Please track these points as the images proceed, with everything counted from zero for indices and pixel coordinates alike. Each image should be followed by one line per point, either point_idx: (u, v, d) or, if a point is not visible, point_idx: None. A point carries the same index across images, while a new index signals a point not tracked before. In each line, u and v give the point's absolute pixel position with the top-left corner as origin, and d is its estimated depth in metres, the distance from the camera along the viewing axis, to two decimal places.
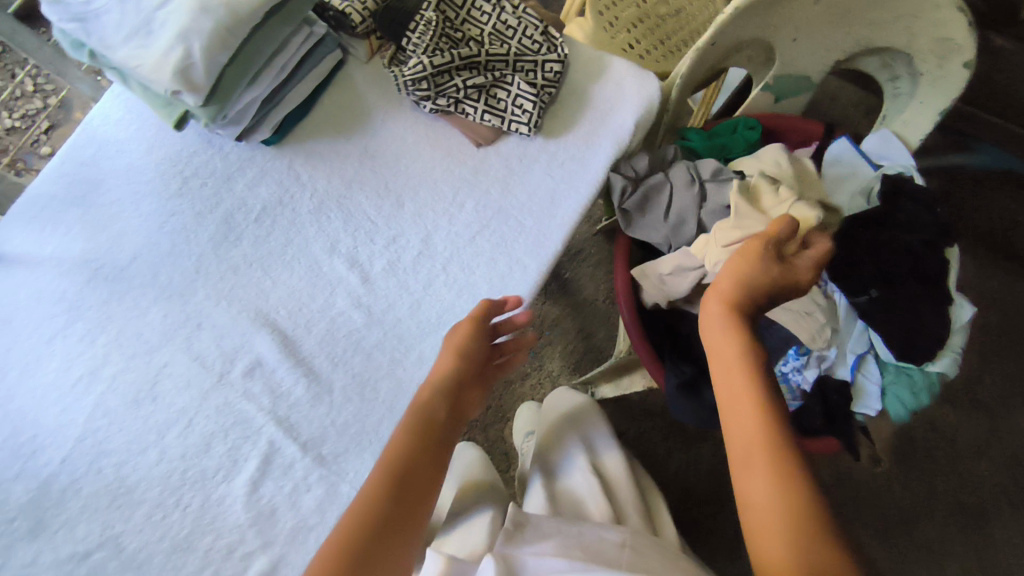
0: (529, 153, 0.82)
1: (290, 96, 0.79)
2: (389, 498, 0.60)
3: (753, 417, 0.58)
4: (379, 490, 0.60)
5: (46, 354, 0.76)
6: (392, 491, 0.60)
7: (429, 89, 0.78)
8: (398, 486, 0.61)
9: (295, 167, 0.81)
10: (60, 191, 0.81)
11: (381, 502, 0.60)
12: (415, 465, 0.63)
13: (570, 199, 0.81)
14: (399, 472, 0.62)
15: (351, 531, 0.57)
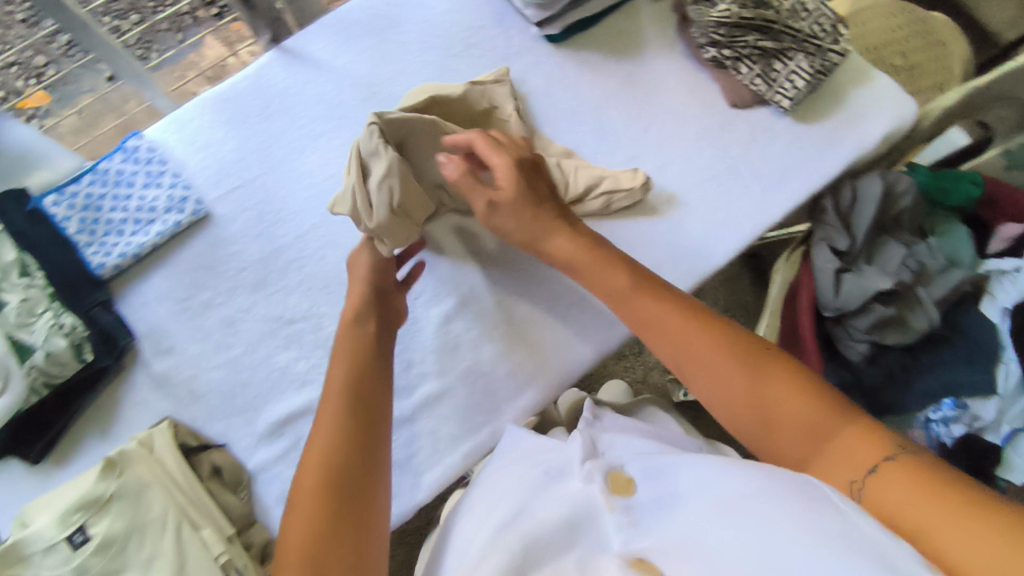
0: (776, 129, 0.87)
1: (590, 4, 0.86)
2: (330, 405, 0.67)
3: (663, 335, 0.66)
4: (338, 409, 0.66)
5: (308, 147, 0.85)
6: (351, 411, 0.66)
7: (719, 39, 0.84)
8: (352, 388, 0.68)
9: (567, 67, 0.89)
10: (362, 17, 0.89)
11: (341, 399, 0.67)
12: (362, 371, 0.70)
13: (800, 180, 0.86)
14: (341, 378, 0.69)
15: (321, 444, 0.64)
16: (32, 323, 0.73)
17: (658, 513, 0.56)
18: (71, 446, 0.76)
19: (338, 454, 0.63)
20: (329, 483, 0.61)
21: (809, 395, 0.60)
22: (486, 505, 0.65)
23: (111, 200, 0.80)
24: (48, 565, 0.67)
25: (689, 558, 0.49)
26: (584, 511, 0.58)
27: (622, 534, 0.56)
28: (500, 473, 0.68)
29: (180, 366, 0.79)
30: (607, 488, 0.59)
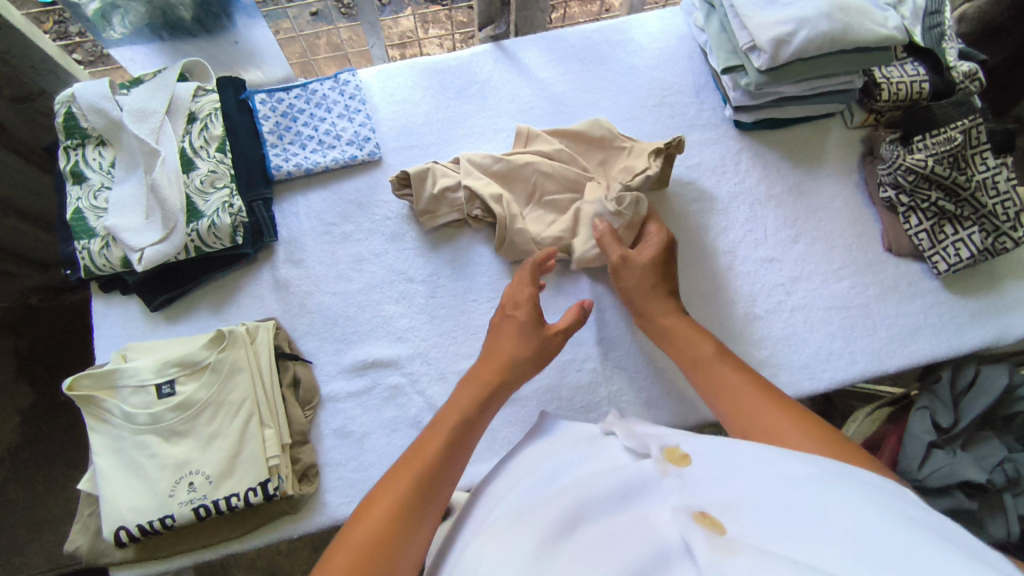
0: (922, 287, 0.86)
1: (788, 108, 0.89)
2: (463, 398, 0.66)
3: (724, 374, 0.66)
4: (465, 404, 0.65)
5: (486, 136, 0.93)
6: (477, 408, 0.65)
7: (901, 185, 0.84)
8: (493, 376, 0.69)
9: (740, 155, 0.92)
10: (577, 48, 0.97)
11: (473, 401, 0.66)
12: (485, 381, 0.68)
13: (929, 344, 0.84)
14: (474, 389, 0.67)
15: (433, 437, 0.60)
16: (210, 193, 0.78)
17: (712, 480, 0.43)
18: (186, 308, 0.82)
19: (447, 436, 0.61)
20: (438, 463, 0.58)
21: (843, 452, 0.52)
22: (508, 482, 0.55)
23: (308, 116, 0.89)
24: (133, 403, 0.74)
25: (753, 511, 0.37)
26: (632, 485, 0.44)
27: (670, 500, 0.42)
28: (535, 447, 0.61)
29: (301, 278, 0.85)
30: (660, 458, 0.47)
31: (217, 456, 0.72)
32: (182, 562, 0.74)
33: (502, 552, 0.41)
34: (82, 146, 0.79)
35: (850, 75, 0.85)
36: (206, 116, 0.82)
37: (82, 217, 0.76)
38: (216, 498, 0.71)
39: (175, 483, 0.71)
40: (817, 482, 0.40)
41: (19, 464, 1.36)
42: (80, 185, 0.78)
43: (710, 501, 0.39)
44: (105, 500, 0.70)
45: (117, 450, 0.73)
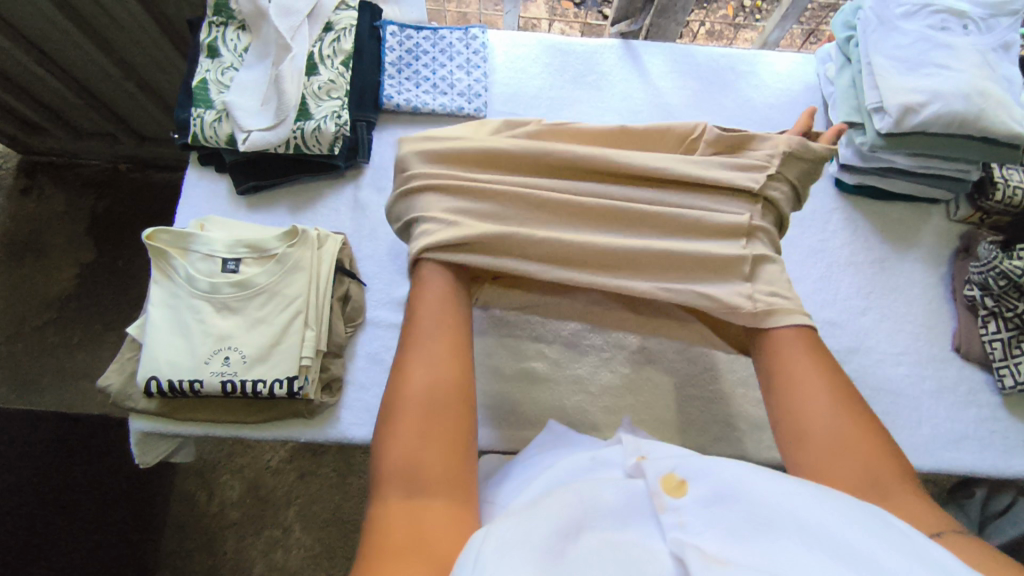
0: (980, 397, 0.83)
1: (894, 181, 0.88)
2: (433, 357, 0.61)
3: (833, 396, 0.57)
4: (443, 347, 0.62)
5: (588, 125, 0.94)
6: (453, 355, 0.61)
7: (989, 287, 0.81)
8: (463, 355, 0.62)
9: (831, 215, 0.91)
10: (703, 69, 0.98)
11: (450, 350, 0.62)
12: (449, 298, 0.66)
13: (974, 456, 0.80)
14: (452, 315, 0.65)
15: (410, 407, 0.57)
16: (324, 100, 0.82)
17: (704, 511, 0.47)
18: (268, 200, 0.86)
19: (441, 403, 0.57)
20: (446, 424, 0.56)
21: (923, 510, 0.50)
22: (513, 482, 0.61)
23: (430, 59, 0.92)
24: (198, 268, 0.77)
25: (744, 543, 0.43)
26: (632, 506, 0.49)
27: (668, 533, 0.46)
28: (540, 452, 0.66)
29: (379, 205, 0.87)
30: (658, 485, 0.50)
31: (258, 339, 0.75)
32: (194, 430, 0.78)
33: (518, 528, 0.44)
34: (225, 25, 0.84)
35: (968, 164, 0.83)
36: (341, 29, 0.86)
37: (205, 88, 0.81)
38: (245, 378, 0.74)
39: (213, 352, 0.74)
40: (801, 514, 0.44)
41: (64, 311, 1.44)
42: (212, 59, 0.83)
43: (703, 538, 0.44)
44: (148, 347, 0.74)
45: (171, 306, 0.76)
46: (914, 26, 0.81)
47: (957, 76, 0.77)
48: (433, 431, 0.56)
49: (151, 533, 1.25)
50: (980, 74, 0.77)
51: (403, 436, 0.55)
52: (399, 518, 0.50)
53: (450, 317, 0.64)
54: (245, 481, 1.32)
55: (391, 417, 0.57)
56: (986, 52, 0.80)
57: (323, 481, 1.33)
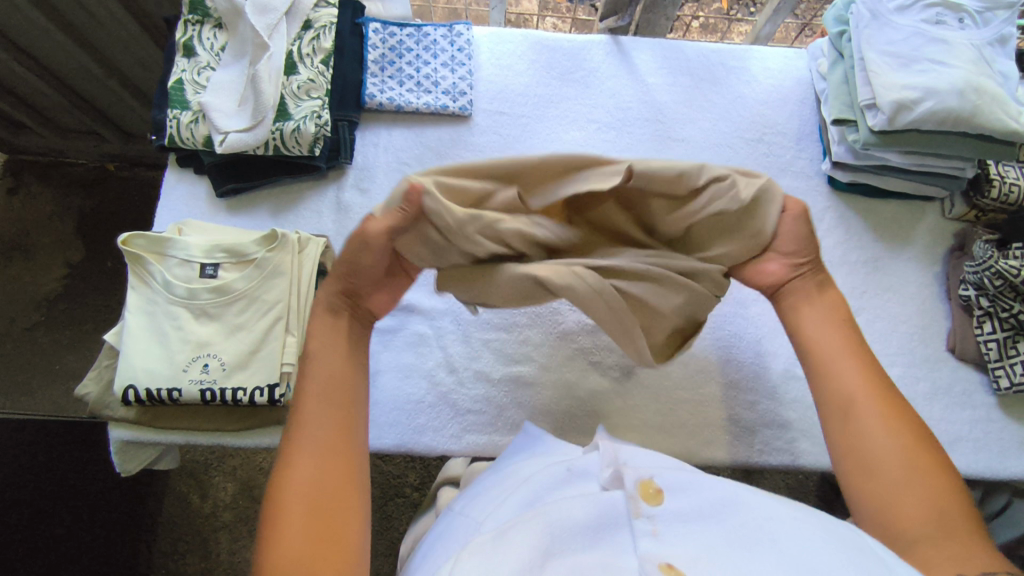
0: (975, 398, 0.82)
1: (888, 179, 0.86)
2: (320, 432, 0.56)
3: (866, 377, 0.58)
4: (322, 408, 0.58)
5: (576, 123, 0.92)
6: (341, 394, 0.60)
7: (984, 287, 0.80)
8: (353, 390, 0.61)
9: (824, 213, 0.89)
10: (694, 64, 0.96)
11: (333, 423, 0.57)
12: (337, 355, 0.62)
13: (968, 459, 0.79)
14: (337, 378, 0.60)
15: (300, 493, 0.52)
16: (303, 100, 0.80)
17: (681, 526, 0.46)
18: (248, 203, 0.84)
19: (331, 485, 0.53)
20: (335, 508, 0.52)
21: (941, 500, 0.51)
22: (488, 493, 0.59)
23: (414, 57, 0.90)
24: (175, 274, 0.76)
25: (719, 563, 0.42)
26: (604, 515, 0.48)
27: (639, 544, 0.45)
28: (516, 461, 0.65)
29: (362, 207, 0.86)
30: (633, 494, 0.49)
31: (237, 346, 0.74)
32: (176, 439, 0.76)
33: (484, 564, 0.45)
34: (201, 24, 0.82)
35: (964, 162, 0.81)
36: (320, 27, 0.84)
37: (181, 88, 0.79)
38: (224, 386, 0.72)
39: (191, 360, 0.73)
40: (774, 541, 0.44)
41: (53, 312, 1.42)
42: (188, 59, 0.81)
43: (676, 553, 0.44)
44: (124, 355, 0.72)
45: (148, 313, 0.75)
46: (907, 21, 0.79)
47: (951, 72, 0.75)
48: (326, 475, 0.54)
49: (142, 535, 1.23)
50: (976, 69, 0.75)
51: (299, 480, 0.53)
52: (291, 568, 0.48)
53: (334, 381, 0.60)
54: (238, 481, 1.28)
55: (274, 507, 0.52)
56: (982, 46, 0.78)
57: None
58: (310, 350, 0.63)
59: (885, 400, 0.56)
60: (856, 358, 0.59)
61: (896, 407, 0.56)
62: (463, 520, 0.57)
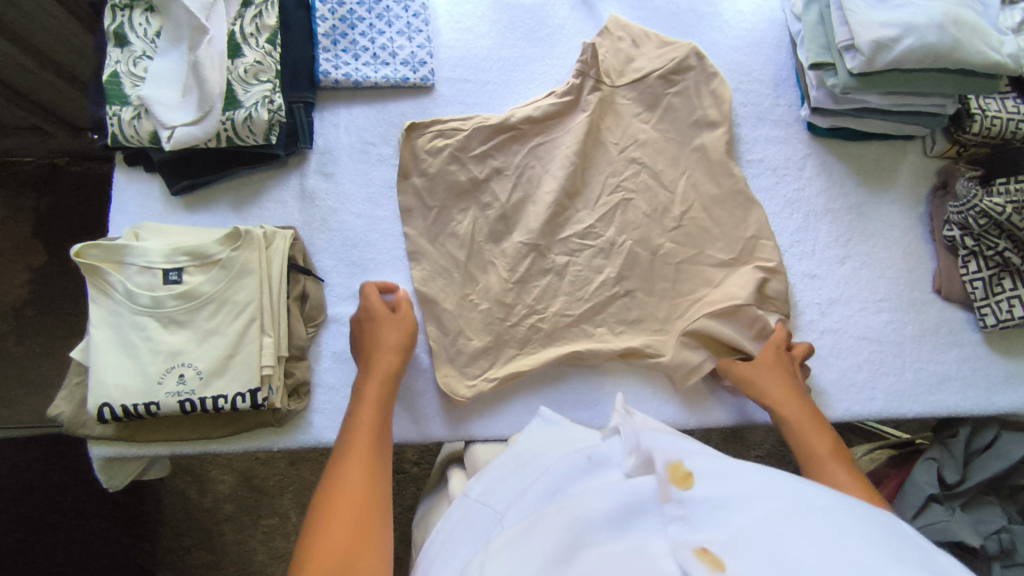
0: (962, 337, 0.82)
1: (867, 121, 0.83)
2: (374, 418, 0.69)
3: (805, 414, 0.73)
4: (378, 391, 0.71)
5: (544, 85, 0.88)
6: (382, 386, 0.71)
7: (969, 227, 0.79)
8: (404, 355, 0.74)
9: (807, 161, 0.87)
10: (662, 11, 0.91)
11: (377, 433, 0.68)
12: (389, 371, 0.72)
13: (955, 397, 0.80)
14: (376, 397, 0.70)
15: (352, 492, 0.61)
16: (253, 84, 0.74)
17: (711, 513, 0.45)
18: (207, 198, 0.80)
19: (360, 486, 0.62)
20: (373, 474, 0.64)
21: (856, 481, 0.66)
22: (507, 483, 0.61)
23: (367, 26, 0.85)
24: (137, 282, 0.71)
25: (749, 549, 0.41)
26: (630, 501, 0.48)
27: (669, 530, 0.45)
28: (531, 444, 0.65)
29: (329, 192, 0.82)
30: (663, 478, 0.48)
31: (212, 352, 0.70)
32: (159, 450, 0.74)
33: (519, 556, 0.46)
34: (129, 8, 0.74)
35: (944, 99, 0.79)
36: (262, 2, 0.76)
37: (117, 82, 0.73)
38: (203, 396, 0.70)
39: (165, 371, 0.70)
40: (794, 515, 0.43)
41: (22, 320, 1.37)
42: (120, 48, 0.74)
43: (709, 538, 0.43)
44: (94, 372, 0.69)
45: (114, 325, 0.71)
46: None
47: (928, 6, 0.72)
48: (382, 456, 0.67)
49: (146, 533, 1.18)
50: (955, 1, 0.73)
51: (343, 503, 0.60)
52: None
53: (371, 411, 0.69)
54: (236, 472, 1.22)
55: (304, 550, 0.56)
56: None
57: (315, 467, 1.22)
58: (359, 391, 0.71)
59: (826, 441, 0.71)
60: (811, 423, 0.73)
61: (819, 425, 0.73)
62: (478, 508, 0.60)
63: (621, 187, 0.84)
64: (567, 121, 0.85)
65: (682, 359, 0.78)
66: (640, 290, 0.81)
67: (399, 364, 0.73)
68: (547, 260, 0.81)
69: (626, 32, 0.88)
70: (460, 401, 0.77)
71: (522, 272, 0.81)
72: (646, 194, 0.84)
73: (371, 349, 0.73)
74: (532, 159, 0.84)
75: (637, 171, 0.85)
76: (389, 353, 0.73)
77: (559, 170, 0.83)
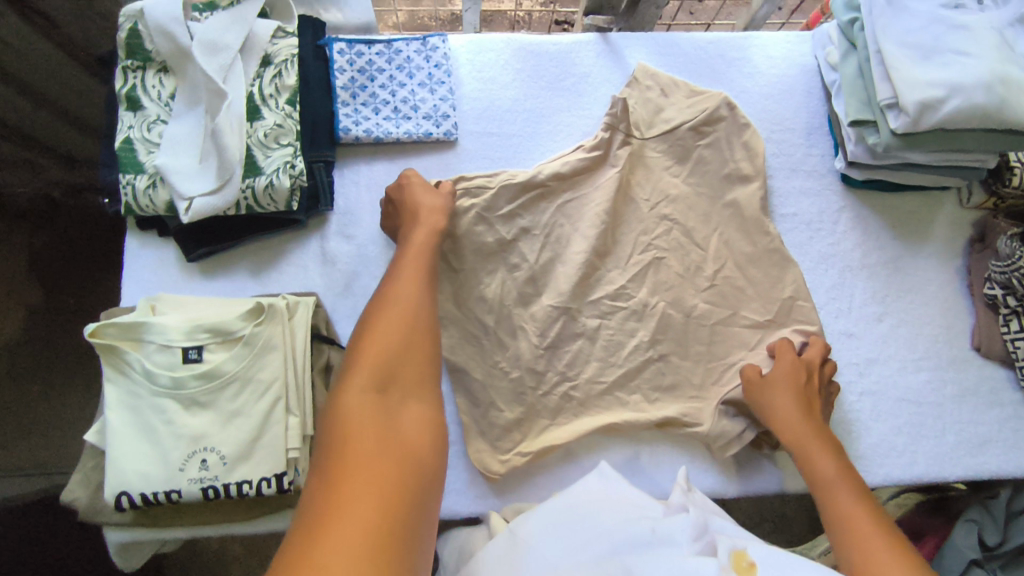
0: (1002, 396, 0.81)
1: (904, 174, 0.81)
2: (409, 288, 0.62)
3: (849, 492, 0.65)
4: (419, 277, 0.63)
5: (571, 138, 0.85)
6: (417, 269, 0.64)
7: (1012, 287, 0.77)
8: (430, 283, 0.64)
9: (841, 214, 0.85)
10: (690, 58, 0.89)
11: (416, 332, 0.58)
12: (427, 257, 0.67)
13: (998, 460, 0.78)
14: (412, 302, 0.60)
15: (373, 358, 0.55)
16: (273, 149, 0.71)
17: None
18: (224, 263, 0.77)
19: (399, 375, 0.55)
20: (410, 360, 0.56)
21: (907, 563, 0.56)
22: (561, 534, 0.60)
23: (387, 78, 0.81)
24: (155, 361, 0.68)
25: None
26: None
27: None
28: (586, 502, 0.62)
29: (351, 255, 0.78)
30: (727, 564, 0.50)
31: (236, 435, 0.67)
32: (180, 534, 0.70)
33: None
34: (142, 69, 0.71)
35: (986, 155, 0.76)
36: (281, 61, 0.72)
37: (131, 149, 0.69)
38: (228, 482, 0.66)
39: (188, 457, 0.66)
40: None
41: None
42: (133, 113, 0.70)
43: None
44: (111, 460, 0.66)
45: (131, 407, 0.67)
46: (926, 8, 0.73)
47: (973, 64, 0.69)
48: (418, 334, 0.58)
49: None
50: (999, 57, 0.69)
51: (363, 370, 0.54)
52: (351, 492, 0.45)
53: (413, 309, 0.59)
54: None
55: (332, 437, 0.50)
56: (1004, 28, 0.72)
57: None
58: (394, 274, 0.64)
59: (865, 516, 0.62)
60: (848, 487, 0.66)
61: (863, 493, 0.65)
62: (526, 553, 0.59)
63: (653, 245, 0.82)
64: (597, 177, 0.82)
65: (721, 428, 0.76)
66: (674, 354, 0.80)
67: (429, 301, 0.62)
68: (579, 323, 0.79)
69: (655, 81, 0.85)
70: (493, 478, 0.74)
71: (553, 336, 0.78)
72: (677, 252, 0.82)
73: (422, 268, 0.65)
74: (561, 218, 0.81)
75: (669, 229, 0.82)
76: (427, 235, 0.69)
77: (589, 230, 0.80)
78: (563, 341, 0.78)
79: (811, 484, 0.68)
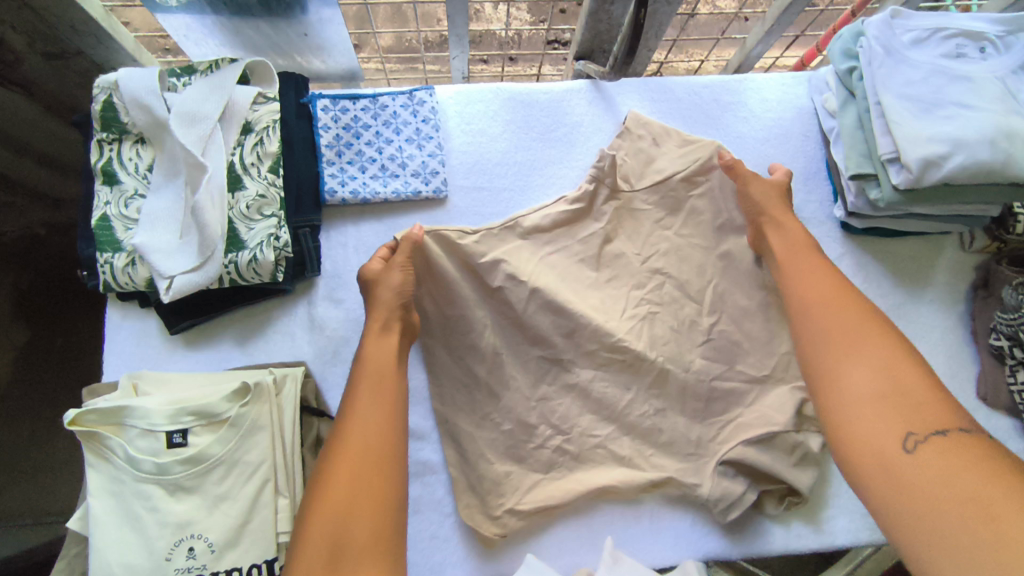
0: (1011, 447, 0.78)
1: (907, 222, 0.79)
2: (366, 411, 0.61)
3: (863, 312, 0.63)
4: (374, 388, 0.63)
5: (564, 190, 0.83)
6: (374, 378, 0.64)
7: (1018, 338, 0.74)
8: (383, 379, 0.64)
9: (842, 261, 0.83)
10: (684, 103, 0.86)
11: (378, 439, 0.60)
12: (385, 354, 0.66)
13: None
14: (364, 435, 0.59)
15: (327, 507, 0.55)
16: (255, 221, 0.68)
17: None
18: (209, 334, 0.74)
19: (355, 519, 0.55)
20: (366, 500, 0.56)
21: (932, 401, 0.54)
22: None
23: (373, 134, 0.79)
24: (139, 447, 0.65)
25: None
26: None
27: None
28: None
29: (339, 320, 0.76)
30: None
31: (224, 521, 0.65)
32: None
33: None
34: (118, 141, 0.69)
35: (990, 205, 0.75)
36: (262, 129, 0.70)
37: (108, 227, 0.67)
38: (217, 570, 0.64)
39: (174, 545, 0.64)
40: None
41: None
42: (110, 187, 0.68)
43: None
44: (94, 551, 0.63)
45: (115, 494, 0.65)
46: (925, 60, 0.71)
47: (978, 118, 0.67)
48: (372, 462, 0.58)
49: None
50: (1004, 110, 0.68)
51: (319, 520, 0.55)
52: None
53: (377, 431, 0.60)
54: None
55: None
56: (1006, 78, 0.70)
57: None
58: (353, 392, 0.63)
59: (870, 335, 0.60)
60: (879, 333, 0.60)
61: (887, 330, 0.61)
62: None
63: (647, 300, 0.79)
64: (591, 232, 0.80)
65: (723, 491, 0.73)
66: (674, 413, 0.77)
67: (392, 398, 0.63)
68: (576, 385, 0.77)
69: (648, 130, 0.83)
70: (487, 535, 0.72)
71: (549, 399, 0.76)
72: (672, 306, 0.79)
73: (373, 375, 0.64)
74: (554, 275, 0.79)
75: (661, 283, 0.80)
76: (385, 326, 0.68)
77: (583, 287, 0.78)
78: (560, 403, 0.76)
79: (792, 313, 0.68)
